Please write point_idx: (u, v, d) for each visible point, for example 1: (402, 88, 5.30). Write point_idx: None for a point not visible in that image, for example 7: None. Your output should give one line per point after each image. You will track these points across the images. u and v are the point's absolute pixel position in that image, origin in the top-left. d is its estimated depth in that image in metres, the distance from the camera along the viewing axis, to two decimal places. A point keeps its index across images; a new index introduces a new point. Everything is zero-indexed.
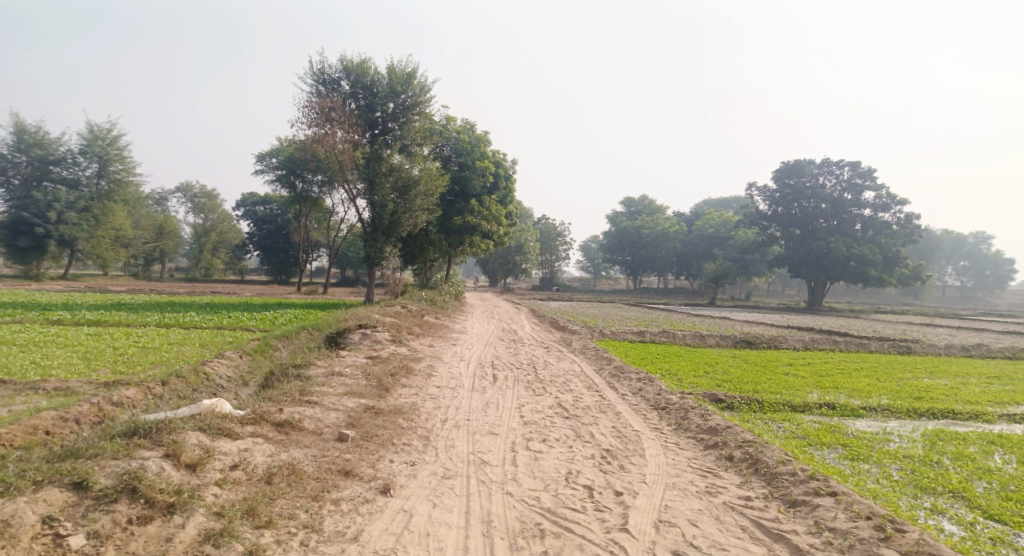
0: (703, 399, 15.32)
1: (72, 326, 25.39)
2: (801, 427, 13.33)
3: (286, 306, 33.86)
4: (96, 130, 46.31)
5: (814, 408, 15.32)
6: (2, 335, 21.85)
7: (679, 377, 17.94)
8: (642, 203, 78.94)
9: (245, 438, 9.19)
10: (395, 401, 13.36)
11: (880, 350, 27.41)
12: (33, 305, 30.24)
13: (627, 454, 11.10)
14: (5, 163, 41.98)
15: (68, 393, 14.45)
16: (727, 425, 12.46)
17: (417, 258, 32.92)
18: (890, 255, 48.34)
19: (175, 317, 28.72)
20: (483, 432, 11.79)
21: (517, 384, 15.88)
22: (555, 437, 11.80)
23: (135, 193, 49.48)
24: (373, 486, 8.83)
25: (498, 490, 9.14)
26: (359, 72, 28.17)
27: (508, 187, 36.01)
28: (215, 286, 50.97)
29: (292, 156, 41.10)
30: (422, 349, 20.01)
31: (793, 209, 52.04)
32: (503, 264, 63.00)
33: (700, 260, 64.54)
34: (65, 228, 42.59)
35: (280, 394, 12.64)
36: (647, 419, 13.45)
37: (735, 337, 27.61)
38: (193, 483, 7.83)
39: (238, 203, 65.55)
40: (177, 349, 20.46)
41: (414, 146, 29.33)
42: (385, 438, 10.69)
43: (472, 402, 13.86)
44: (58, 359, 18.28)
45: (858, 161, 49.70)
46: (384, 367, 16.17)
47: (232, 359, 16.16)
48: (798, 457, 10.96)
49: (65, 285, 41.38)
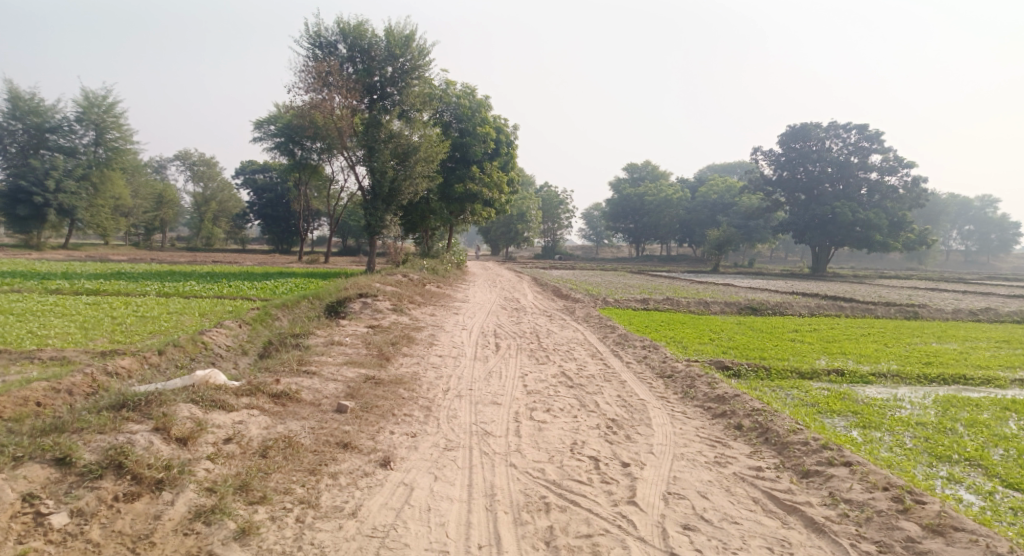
0: (709, 366, 15.01)
1: (71, 295, 25.11)
2: (810, 394, 13.03)
3: (287, 275, 33.56)
4: (92, 97, 45.57)
5: (823, 375, 15.02)
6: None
7: (684, 345, 17.64)
8: (645, 169, 78.15)
9: (241, 410, 8.91)
10: (396, 371, 13.07)
11: (886, 316, 27.07)
12: (31, 275, 29.92)
13: (633, 423, 10.81)
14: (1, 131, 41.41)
15: (64, 363, 14.20)
16: (735, 394, 12.15)
17: (418, 227, 32.51)
18: (895, 220, 47.86)
19: (176, 286, 28.43)
20: (485, 401, 11.51)
21: (520, 352, 15.58)
22: (560, 406, 11.52)
23: (133, 161, 48.89)
24: (373, 459, 8.55)
25: (502, 462, 8.87)
26: (357, 34, 27.49)
27: (509, 153, 35.44)
28: (217, 256, 50.65)
29: (290, 123, 40.49)
30: (423, 318, 19.71)
31: (798, 173, 51.42)
32: (504, 232, 62.55)
33: (703, 227, 64.04)
34: (64, 197, 42.14)
35: (278, 364, 12.35)
36: (653, 388, 13.17)
37: (740, 304, 27.28)
38: (183, 458, 7.55)
39: (238, 171, 64.91)
40: (176, 319, 20.16)
41: (413, 111, 28.73)
42: (385, 409, 10.40)
43: (474, 372, 13.57)
44: (55, 329, 18.00)
45: (866, 124, 48.85)
46: (384, 336, 15.87)
47: (232, 329, 15.88)
48: (809, 425, 10.65)
49: (66, 255, 41.03)
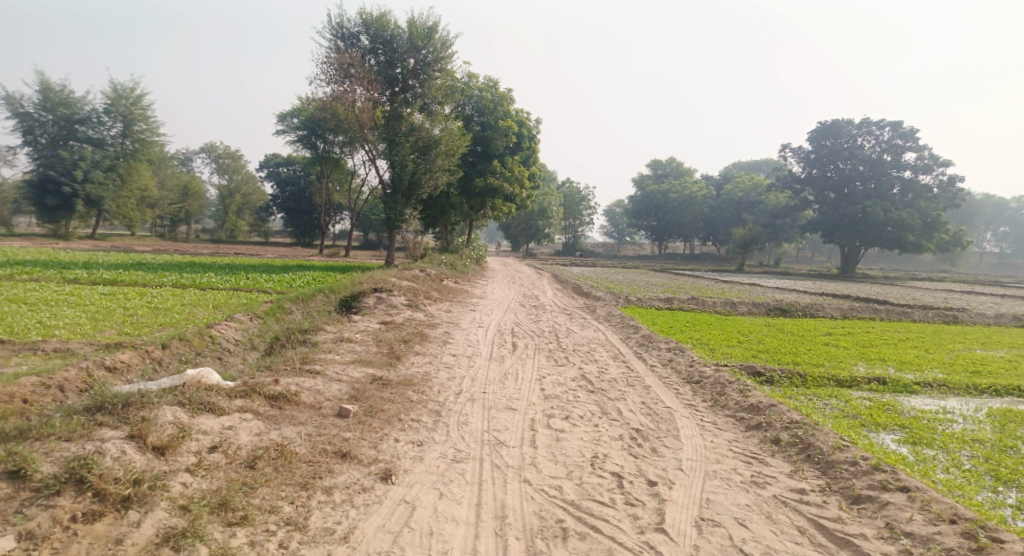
0: (740, 372, 14.07)
1: (87, 285, 24.65)
2: (851, 405, 12.08)
3: (306, 268, 32.88)
4: (120, 89, 45.32)
5: (863, 384, 14.03)
6: (14, 293, 21.11)
7: (711, 348, 16.70)
8: (669, 166, 76.91)
9: (232, 414, 8.18)
10: (406, 371, 12.28)
11: (923, 320, 25.89)
12: (51, 264, 29.56)
13: (660, 435, 9.95)
14: (31, 122, 41.32)
15: (67, 355, 13.61)
16: (770, 403, 11.24)
17: (438, 222, 31.79)
18: (929, 220, 46.33)
19: (194, 277, 27.89)
20: (499, 407, 10.69)
21: (538, 353, 14.74)
22: (580, 413, 10.68)
23: (160, 152, 48.66)
24: (373, 472, 7.78)
25: (515, 477, 8.07)
26: (379, 25, 26.81)
27: (532, 148, 34.62)
28: (239, 248, 50.38)
29: (313, 116, 39.98)
30: (439, 314, 18.93)
31: (828, 171, 50.02)
32: (526, 228, 61.66)
33: (728, 226, 62.69)
34: (91, 188, 41.91)
35: (280, 362, 11.62)
36: (680, 395, 12.26)
37: (768, 305, 26.24)
38: (160, 470, 6.84)
39: (262, 164, 64.57)
40: (189, 311, 19.59)
41: (435, 105, 27.90)
42: (391, 414, 9.63)
43: (489, 373, 12.76)
44: (65, 319, 17.43)
45: (900, 122, 47.27)
46: (397, 333, 15.11)
47: (242, 322, 15.28)
48: (855, 441, 9.73)
49: (92, 245, 40.83)
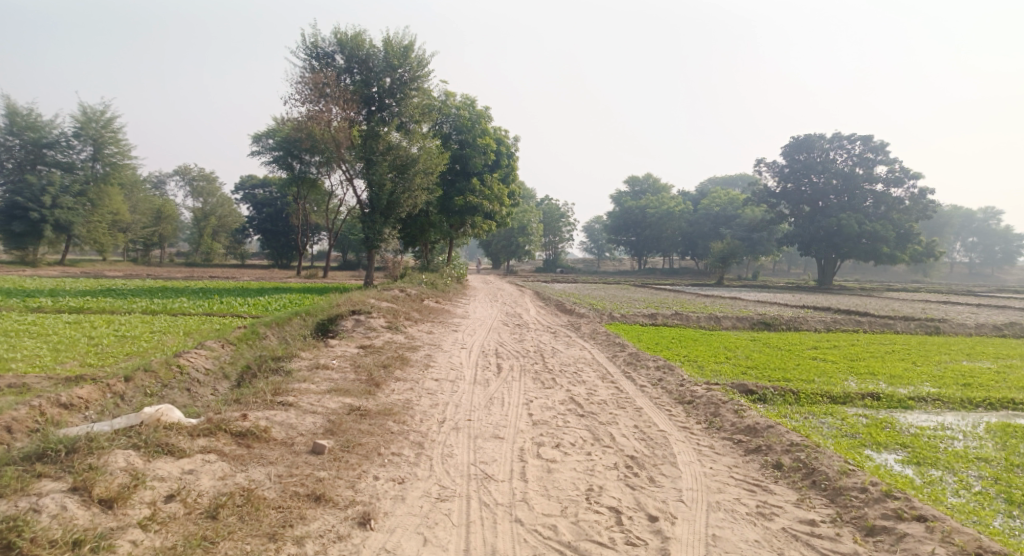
0: (731, 391, 13.53)
1: (51, 314, 23.64)
2: (848, 423, 11.57)
3: (282, 290, 32.05)
4: (90, 112, 44.30)
5: (857, 400, 13.54)
6: None
7: (700, 365, 16.16)
8: (646, 182, 76.90)
9: (193, 456, 7.50)
10: (386, 399, 11.60)
11: (907, 331, 25.62)
12: (15, 292, 28.42)
13: (656, 462, 9.37)
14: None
15: (24, 391, 12.78)
16: (768, 424, 10.70)
17: (417, 240, 31.15)
18: (903, 231, 46.49)
19: (164, 303, 26.93)
20: (485, 435, 10.05)
21: (524, 375, 14.12)
22: (570, 440, 10.06)
23: (131, 175, 47.57)
24: (349, 516, 7.14)
25: (504, 517, 7.50)
26: (354, 44, 26.21)
27: (510, 165, 34.13)
28: (214, 271, 49.29)
29: (288, 137, 39.27)
30: (420, 336, 18.26)
31: (803, 185, 50.05)
32: (505, 245, 61.15)
33: (706, 240, 62.59)
34: (60, 213, 40.77)
35: (251, 394, 10.89)
36: (673, 416, 11.70)
37: (752, 319, 25.87)
38: (106, 527, 6.21)
39: (237, 185, 63.52)
40: (158, 339, 18.71)
41: (412, 123, 27.39)
42: (369, 448, 8.95)
43: (473, 398, 12.12)
44: (24, 350, 16.50)
45: (871, 135, 47.52)
46: (376, 358, 14.41)
47: (213, 350, 14.52)
48: (860, 464, 9.20)
49: (62, 271, 39.61)
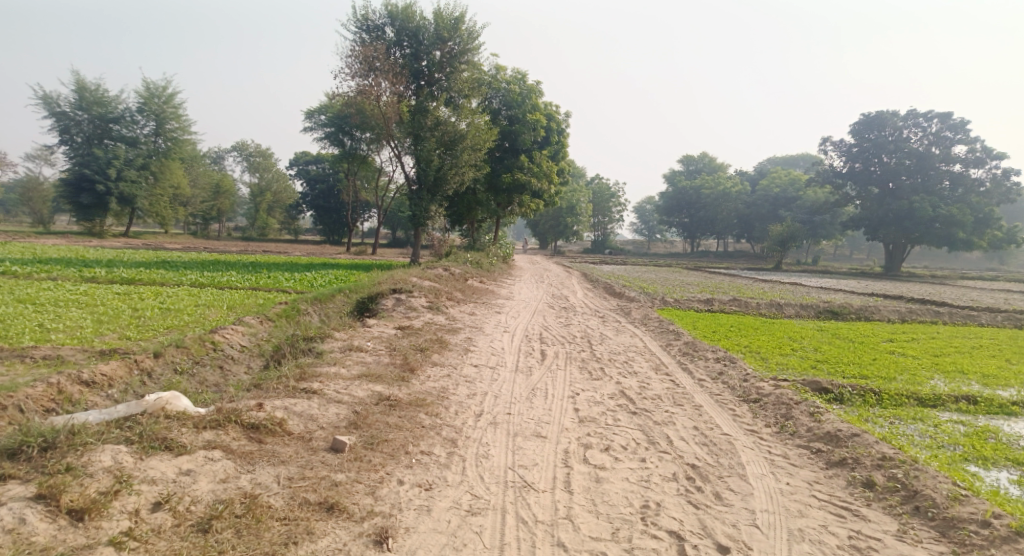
0: (803, 389, 12.13)
1: (103, 285, 23.28)
2: (946, 433, 10.13)
3: (330, 266, 31.46)
4: (153, 87, 44.19)
5: (950, 403, 12.02)
6: (26, 291, 19.82)
7: (763, 357, 14.77)
8: (702, 161, 74.47)
9: (193, 453, 6.81)
10: (420, 387, 10.61)
11: (991, 324, 23.55)
12: (74, 262, 28.33)
13: (722, 474, 8.24)
14: (67, 122, 40.40)
15: (58, 362, 12.18)
16: (852, 432, 9.35)
17: (465, 219, 30.14)
18: (981, 216, 43.57)
19: (214, 276, 26.44)
20: (526, 434, 8.95)
21: (569, 364, 12.94)
22: (622, 443, 8.90)
23: (191, 150, 47.46)
24: (364, 533, 6.44)
25: (546, 540, 6.72)
26: (405, 17, 25.15)
27: (561, 142, 32.72)
28: (269, 246, 49.24)
29: (339, 112, 38.53)
30: (462, 317, 17.24)
31: (872, 166, 47.22)
32: (555, 225, 59.88)
33: (763, 223, 60.14)
34: (125, 186, 40.93)
35: (273, 379, 9.98)
36: (738, 417, 10.42)
37: (818, 307, 24.17)
38: (69, 546, 5.72)
39: (292, 162, 63.52)
40: (200, 313, 18.04)
41: (461, 98, 26.23)
42: (396, 446, 7.97)
43: (514, 388, 11.04)
44: (66, 320, 15.66)
45: (949, 113, 44.42)
46: (413, 340, 13.42)
47: (250, 326, 13.76)
48: (977, 491, 7.82)
49: (125, 243, 39.76)
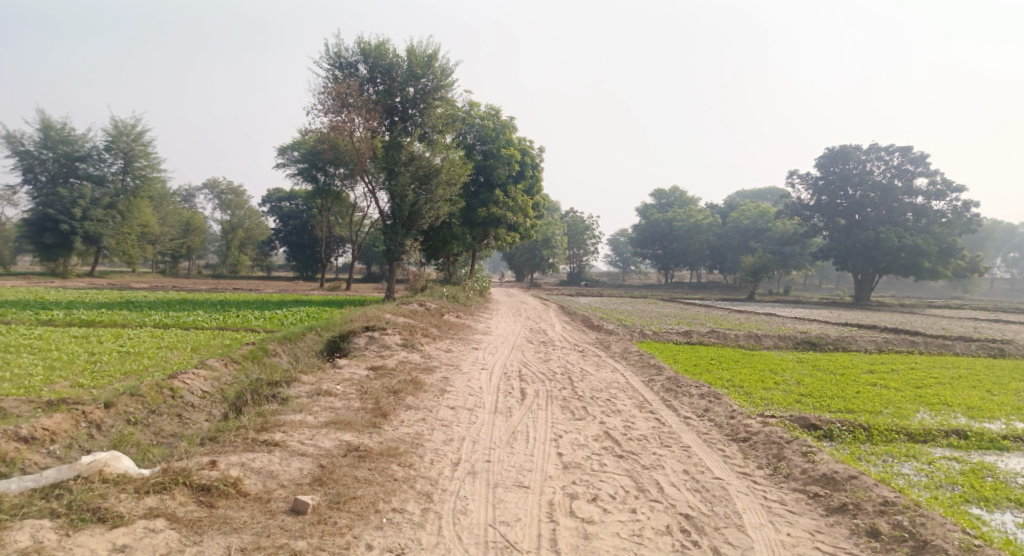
0: (791, 425, 11.59)
1: (60, 328, 22.14)
2: (943, 472, 9.62)
3: (301, 304, 30.45)
4: (121, 126, 43.23)
5: (941, 438, 11.55)
6: None
7: (747, 392, 14.23)
8: (673, 195, 74.90)
9: (132, 524, 6.32)
10: (393, 434, 9.88)
11: (968, 354, 23.33)
12: (33, 305, 27.10)
13: (718, 525, 7.66)
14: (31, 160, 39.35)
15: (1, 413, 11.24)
16: (850, 474, 8.80)
17: (440, 253, 29.46)
18: (945, 246, 43.95)
19: (179, 316, 25.37)
20: (508, 484, 8.28)
21: (551, 403, 12.28)
22: (610, 492, 8.27)
23: (161, 189, 46.39)
24: None
25: None
26: (378, 54, 24.76)
27: (535, 176, 32.36)
28: (240, 284, 48.22)
29: (312, 149, 37.87)
30: (438, 355, 16.53)
31: (838, 199, 47.58)
32: (530, 258, 59.48)
33: (736, 253, 60.27)
34: (90, 225, 39.77)
35: (232, 430, 9.17)
36: (729, 458, 9.84)
37: (796, 338, 23.79)
38: None
39: (264, 199, 62.64)
40: (162, 356, 17.09)
41: (435, 134, 25.80)
42: (365, 503, 7.26)
43: (494, 432, 10.35)
44: (16, 367, 14.62)
45: (910, 146, 45.09)
46: (386, 382, 12.66)
47: (214, 370, 12.89)
48: (991, 542, 7.34)
49: (90, 283, 38.41)
